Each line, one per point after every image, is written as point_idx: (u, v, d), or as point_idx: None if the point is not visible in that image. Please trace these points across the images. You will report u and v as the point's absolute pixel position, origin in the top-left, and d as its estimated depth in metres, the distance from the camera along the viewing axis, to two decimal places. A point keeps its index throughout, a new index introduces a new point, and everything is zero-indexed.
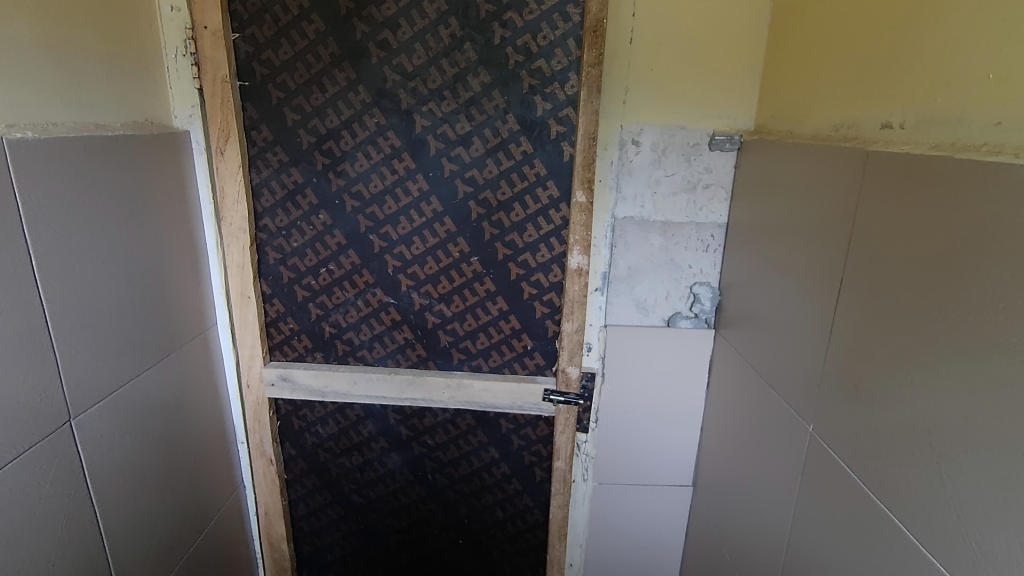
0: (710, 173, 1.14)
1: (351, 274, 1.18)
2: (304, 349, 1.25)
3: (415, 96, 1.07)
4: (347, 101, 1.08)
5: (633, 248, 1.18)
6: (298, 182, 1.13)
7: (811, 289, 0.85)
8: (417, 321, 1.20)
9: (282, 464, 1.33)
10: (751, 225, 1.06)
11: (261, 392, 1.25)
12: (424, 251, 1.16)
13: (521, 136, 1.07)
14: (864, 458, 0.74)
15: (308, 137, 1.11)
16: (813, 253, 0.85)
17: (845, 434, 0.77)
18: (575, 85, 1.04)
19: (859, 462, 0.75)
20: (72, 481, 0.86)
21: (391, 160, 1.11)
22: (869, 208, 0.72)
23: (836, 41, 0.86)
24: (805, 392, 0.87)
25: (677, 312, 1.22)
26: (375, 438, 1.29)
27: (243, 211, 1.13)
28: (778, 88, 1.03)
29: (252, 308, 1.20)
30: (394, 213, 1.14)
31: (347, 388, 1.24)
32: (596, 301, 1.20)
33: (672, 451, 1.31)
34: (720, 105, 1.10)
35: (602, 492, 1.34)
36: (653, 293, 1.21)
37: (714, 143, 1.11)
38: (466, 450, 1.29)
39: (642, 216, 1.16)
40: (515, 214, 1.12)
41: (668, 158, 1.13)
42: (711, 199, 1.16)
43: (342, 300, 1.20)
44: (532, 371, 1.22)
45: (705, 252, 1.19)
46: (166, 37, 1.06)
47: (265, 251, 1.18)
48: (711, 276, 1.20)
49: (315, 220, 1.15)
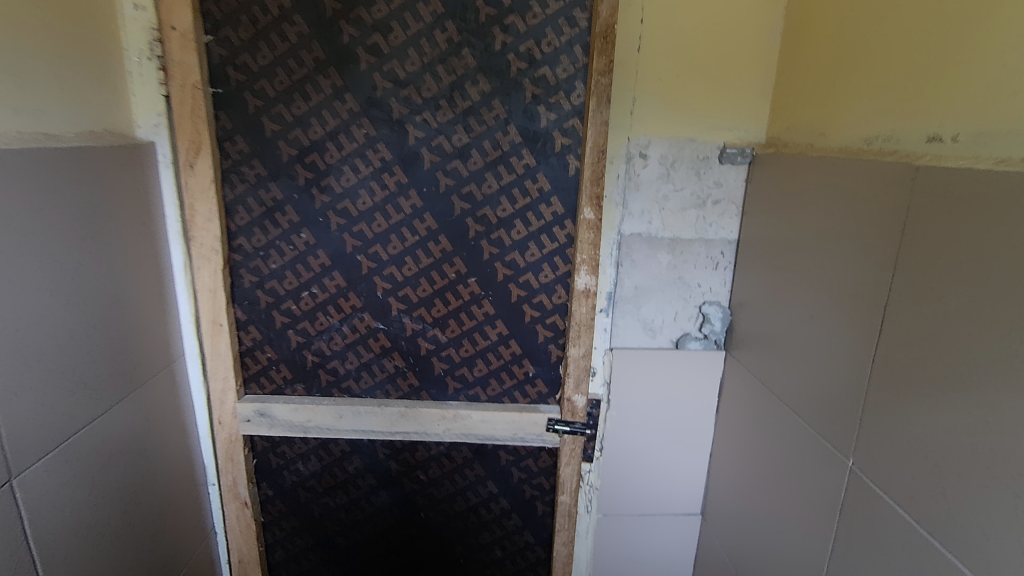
0: (720, 187, 1.09)
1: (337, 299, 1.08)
2: (283, 380, 1.13)
3: (409, 105, 0.98)
4: (333, 110, 0.99)
5: (640, 266, 1.11)
6: (278, 199, 1.03)
7: (846, 313, 0.80)
8: (411, 348, 1.11)
9: (258, 507, 1.21)
10: (768, 242, 1.01)
11: (235, 429, 1.13)
12: (417, 272, 1.07)
13: (523, 149, 1.00)
14: (916, 498, 0.68)
15: (290, 149, 1.01)
16: (845, 276, 0.80)
17: (894, 472, 0.71)
18: (581, 95, 0.98)
19: (910, 503, 0.69)
20: (13, 551, 0.73)
21: (380, 174, 1.02)
22: (922, 226, 0.67)
23: (862, 52, 0.82)
24: (842, 423, 0.81)
25: (686, 333, 1.16)
26: (362, 474, 1.19)
27: (216, 231, 1.02)
28: (793, 99, 0.98)
29: (224, 337, 1.08)
30: (384, 231, 1.05)
31: (332, 423, 1.12)
32: (602, 322, 1.13)
33: (681, 478, 1.25)
34: (730, 117, 1.05)
35: (607, 525, 1.26)
36: (661, 313, 1.15)
37: (723, 156, 1.06)
38: (462, 486, 1.19)
39: (650, 233, 1.10)
40: (516, 231, 1.04)
41: (676, 172, 1.07)
42: (721, 215, 1.10)
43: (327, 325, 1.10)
44: (534, 400, 1.13)
45: (714, 270, 1.13)
46: (128, 38, 0.95)
47: (239, 273, 1.08)
48: (719, 295, 1.14)
49: (297, 241, 1.06)
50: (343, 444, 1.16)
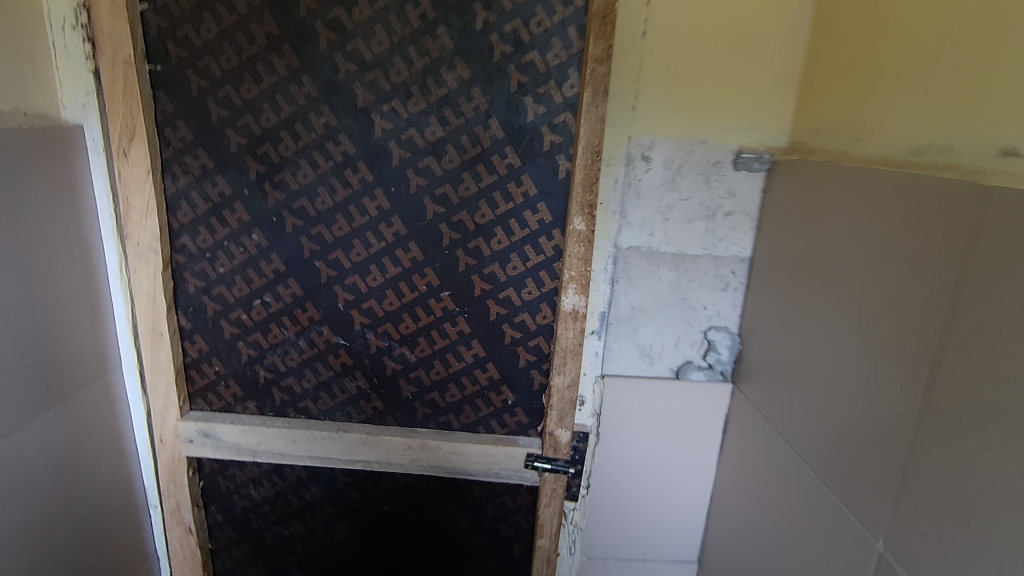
0: (733, 198, 0.94)
1: (293, 310, 0.95)
2: (233, 398, 1.01)
3: (375, 91, 0.85)
4: (288, 95, 0.86)
5: (637, 284, 0.98)
6: (226, 194, 0.90)
7: (879, 360, 0.66)
8: (375, 367, 0.98)
9: (205, 533, 1.08)
10: (788, 264, 0.86)
11: (177, 449, 1.01)
12: (382, 283, 0.93)
13: (506, 146, 0.86)
14: None
15: (239, 137, 0.88)
16: (879, 314, 0.66)
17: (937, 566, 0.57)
18: (575, 84, 0.83)
19: None
20: None
21: (342, 170, 0.88)
22: (987, 263, 0.52)
23: (912, 43, 0.67)
24: (867, 492, 0.67)
25: (689, 361, 1.03)
26: (320, 503, 1.06)
27: (154, 228, 0.90)
28: (823, 97, 0.84)
29: (165, 348, 0.95)
30: (346, 235, 0.91)
31: (285, 448, 1.00)
32: (592, 345, 0.99)
33: (677, 522, 1.11)
34: (750, 116, 0.91)
35: (592, 568, 1.13)
36: (660, 338, 1.01)
37: (739, 161, 0.92)
38: (431, 521, 1.06)
39: (651, 247, 0.96)
40: (497, 240, 0.90)
41: (684, 178, 0.93)
42: (733, 229, 0.95)
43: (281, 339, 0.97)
44: (513, 432, 1.00)
45: (724, 291, 0.99)
46: (50, 4, 0.82)
47: (183, 277, 0.95)
48: (729, 319, 1.00)
49: (248, 242, 0.93)
50: (297, 470, 1.03)
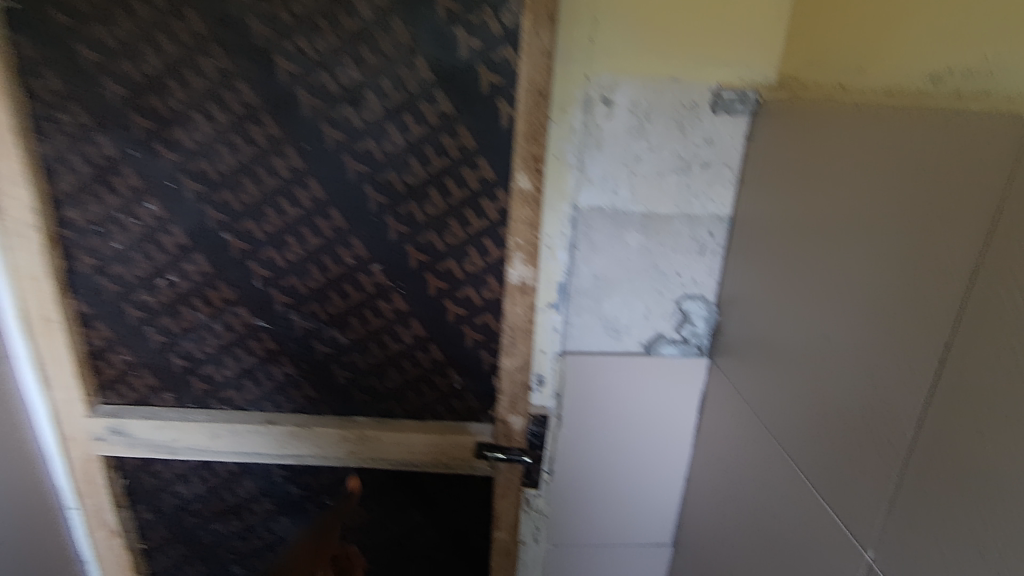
0: (711, 146, 0.80)
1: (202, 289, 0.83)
2: (148, 389, 0.89)
3: (274, 24, 0.69)
4: (169, 31, 0.70)
5: (600, 249, 0.85)
6: (110, 156, 0.76)
7: (860, 333, 0.55)
8: (303, 352, 0.86)
9: (135, 533, 1.00)
10: (772, 224, 0.73)
11: (89, 448, 0.91)
12: (302, 257, 0.81)
13: (436, 91, 0.72)
14: None
15: (117, 87, 0.72)
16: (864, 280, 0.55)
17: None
18: (516, 11, 0.68)
19: None
20: None
21: (244, 125, 0.74)
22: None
23: None
24: (845, 495, 0.56)
25: (661, 335, 0.91)
26: (258, 499, 0.97)
27: (26, 199, 0.76)
28: (819, 21, 0.69)
29: (59, 337, 0.83)
30: (255, 202, 0.77)
31: (208, 442, 0.91)
32: (550, 320, 0.86)
33: (651, 505, 1.02)
34: (730, 47, 0.76)
35: (559, 555, 1.04)
36: (627, 310, 0.89)
37: (718, 102, 0.77)
38: (381, 514, 0.97)
39: (615, 206, 0.82)
40: (431, 204, 0.77)
41: (653, 124, 0.78)
42: (711, 183, 0.82)
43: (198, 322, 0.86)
44: (465, 418, 0.90)
45: (700, 255, 0.86)
46: None
47: (75, 254, 0.81)
48: (706, 287, 0.88)
49: (145, 213, 0.79)
50: (228, 464, 0.94)
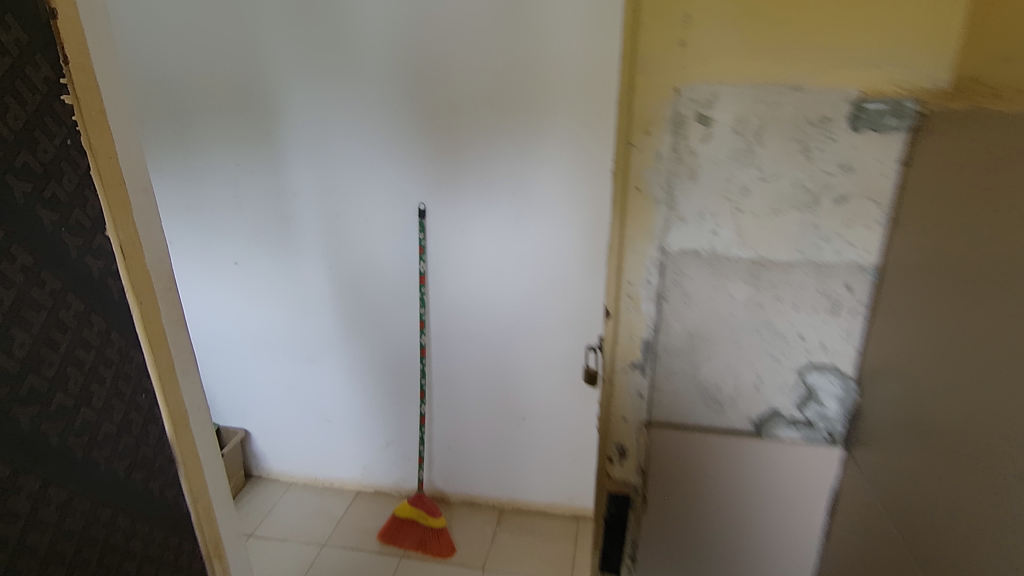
0: (848, 172, 0.63)
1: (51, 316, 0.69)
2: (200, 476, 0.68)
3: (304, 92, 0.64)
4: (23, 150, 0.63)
5: (697, 304, 0.70)
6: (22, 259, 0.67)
7: None
8: None
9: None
10: (946, 280, 0.56)
11: None
12: None
13: None
14: None
15: (22, 183, 0.66)
16: None
17: None
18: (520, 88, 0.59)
19: None
20: None
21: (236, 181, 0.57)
22: None
23: None
24: None
25: (776, 410, 0.73)
26: None
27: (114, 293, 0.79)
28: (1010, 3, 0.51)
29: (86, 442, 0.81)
30: None
31: None
32: (634, 381, 0.75)
33: None
34: (880, 41, 0.59)
35: None
36: (735, 379, 0.73)
37: (861, 116, 0.61)
38: None
39: (714, 249, 0.68)
40: None
41: (767, 146, 0.64)
42: (850, 220, 0.64)
43: (20, 343, 0.66)
44: None
45: (831, 317, 0.68)
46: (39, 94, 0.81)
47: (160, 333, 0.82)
48: (839, 356, 0.70)
49: (116, 262, 0.81)
50: (184, 480, 0.93)
